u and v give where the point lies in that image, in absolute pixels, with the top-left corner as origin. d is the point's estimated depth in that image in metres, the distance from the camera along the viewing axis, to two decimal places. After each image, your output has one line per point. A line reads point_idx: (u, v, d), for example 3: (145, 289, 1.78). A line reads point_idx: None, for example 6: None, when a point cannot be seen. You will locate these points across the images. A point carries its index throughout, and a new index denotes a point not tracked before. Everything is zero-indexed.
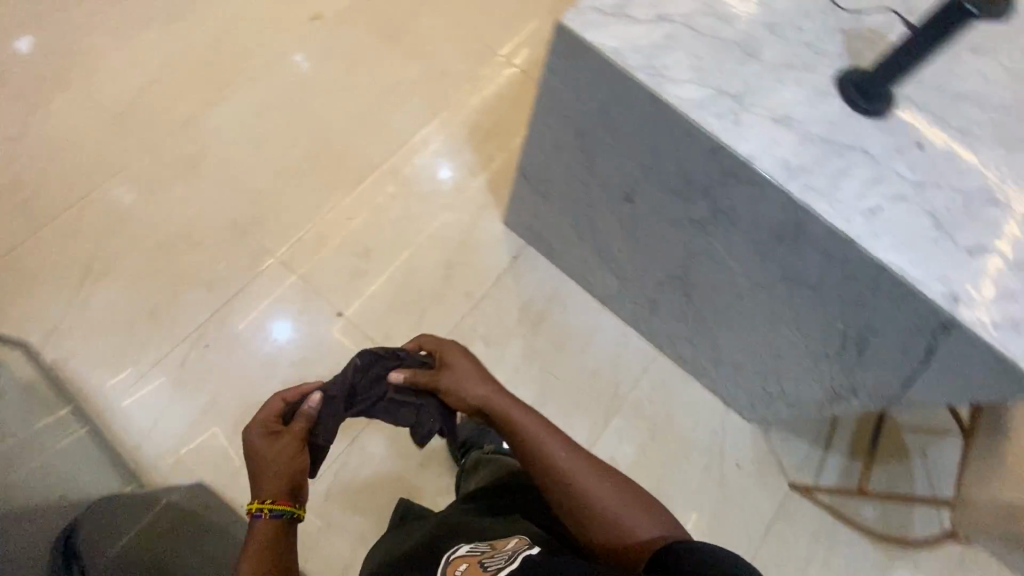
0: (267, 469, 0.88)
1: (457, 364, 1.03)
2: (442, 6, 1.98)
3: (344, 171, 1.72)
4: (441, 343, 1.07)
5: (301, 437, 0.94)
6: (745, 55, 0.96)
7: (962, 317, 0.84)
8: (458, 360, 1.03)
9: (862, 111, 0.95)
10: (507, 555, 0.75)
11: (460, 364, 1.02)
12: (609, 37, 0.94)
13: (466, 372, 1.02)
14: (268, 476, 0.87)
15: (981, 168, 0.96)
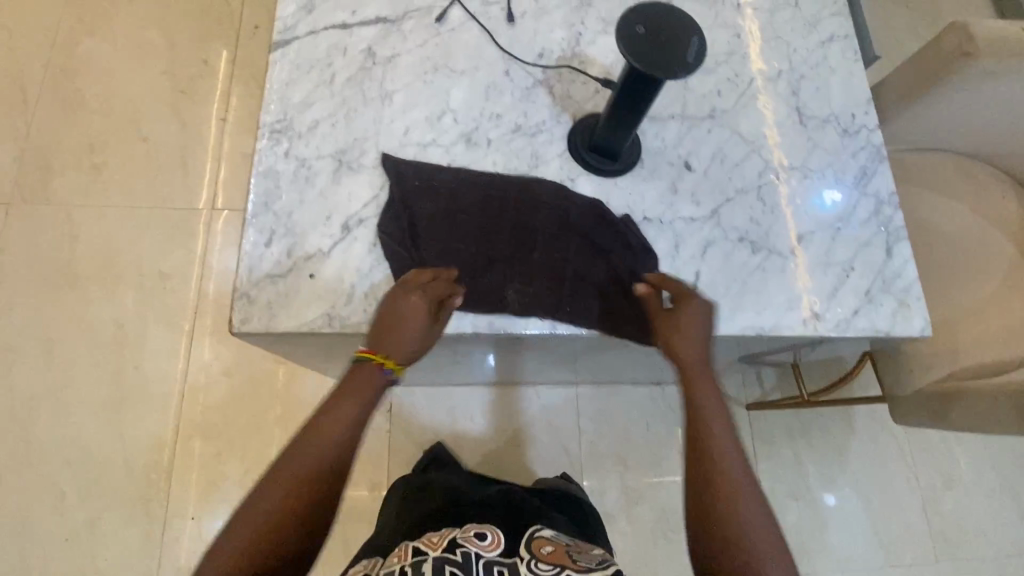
0: (388, 323, 0.65)
1: (694, 331, 0.70)
2: (97, 199, 1.51)
3: (145, 469, 1.35)
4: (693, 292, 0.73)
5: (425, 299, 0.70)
6: (466, 198, 0.75)
7: (826, 331, 0.78)
8: (700, 323, 0.70)
9: (617, 173, 0.80)
10: (597, 559, 0.71)
11: (698, 327, 0.70)
12: (306, 299, 0.68)
13: (702, 334, 0.70)
14: (403, 341, 0.65)
15: (748, 142, 0.86)
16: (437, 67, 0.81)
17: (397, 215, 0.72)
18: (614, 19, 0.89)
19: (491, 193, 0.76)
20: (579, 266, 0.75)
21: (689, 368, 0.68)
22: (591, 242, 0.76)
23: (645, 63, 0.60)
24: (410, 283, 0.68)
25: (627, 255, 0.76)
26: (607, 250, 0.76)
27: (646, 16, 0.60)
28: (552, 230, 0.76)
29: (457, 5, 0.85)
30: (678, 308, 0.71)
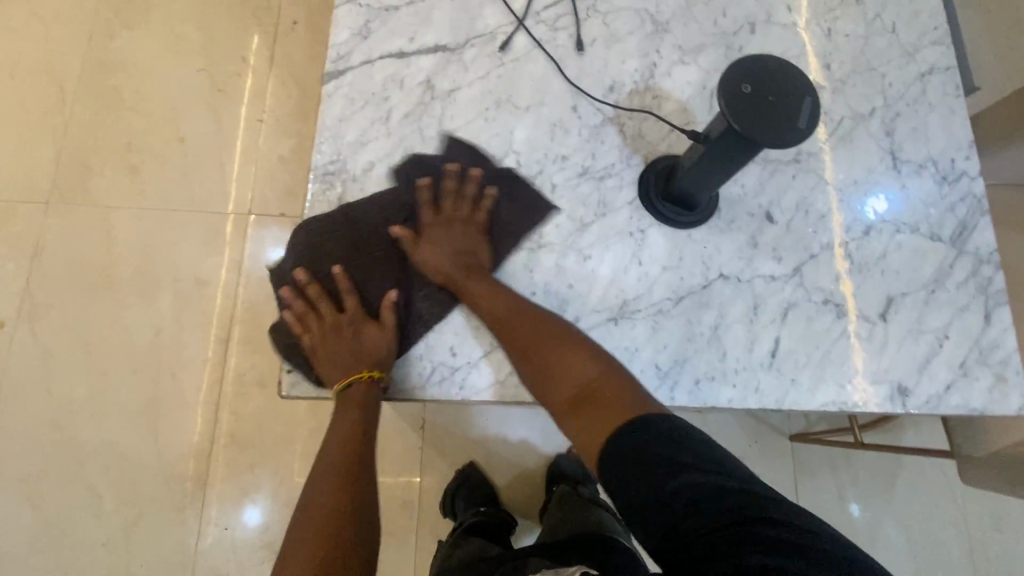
0: (344, 340, 0.67)
1: (439, 259, 0.68)
2: (134, 200, 1.49)
3: (179, 477, 1.35)
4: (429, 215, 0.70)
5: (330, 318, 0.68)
6: (327, 243, 0.69)
7: (915, 408, 0.72)
8: (437, 235, 0.69)
9: (692, 224, 0.73)
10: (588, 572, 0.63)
11: (445, 240, 0.69)
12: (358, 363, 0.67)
13: (452, 238, 0.69)
14: (372, 349, 0.67)
15: (835, 190, 0.79)
16: (499, 102, 0.75)
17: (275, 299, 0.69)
18: (690, 49, 0.82)
19: (294, 250, 0.69)
20: (360, 268, 0.69)
21: (457, 277, 0.67)
22: (342, 226, 0.69)
23: (747, 127, 0.52)
24: (330, 310, 0.68)
25: (371, 220, 0.69)
26: (361, 218, 0.69)
27: (752, 75, 0.53)
28: (340, 253, 0.69)
29: (523, 31, 0.78)
30: (418, 245, 0.69)
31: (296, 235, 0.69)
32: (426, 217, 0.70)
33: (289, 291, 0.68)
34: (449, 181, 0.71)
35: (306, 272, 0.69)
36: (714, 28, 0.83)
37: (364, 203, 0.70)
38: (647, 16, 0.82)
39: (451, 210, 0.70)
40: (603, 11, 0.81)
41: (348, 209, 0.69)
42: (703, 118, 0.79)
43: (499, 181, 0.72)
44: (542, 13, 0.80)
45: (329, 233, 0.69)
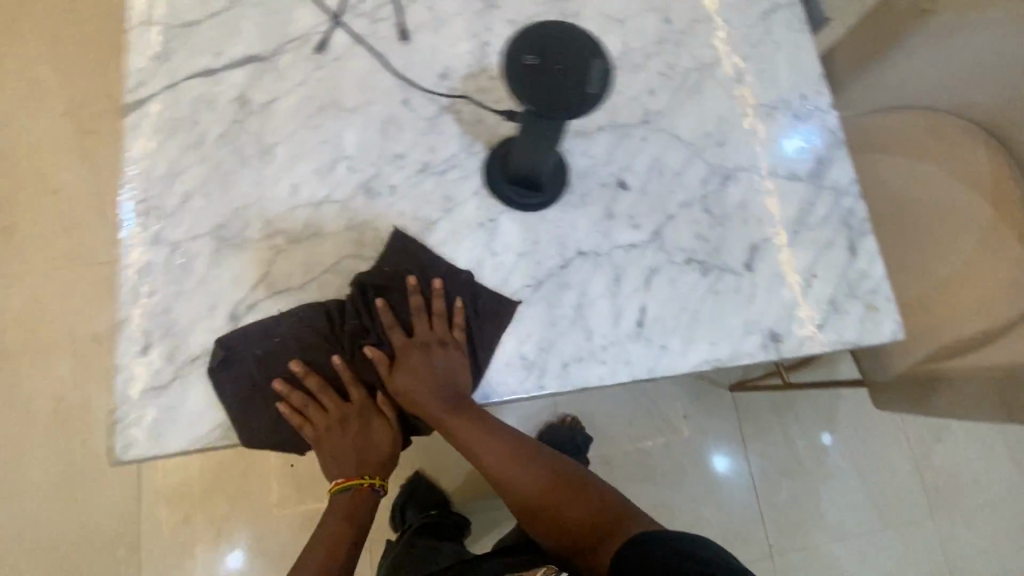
0: (345, 445, 0.65)
1: (438, 377, 0.65)
2: (14, 263, 1.39)
3: (111, 543, 1.28)
4: (438, 328, 0.66)
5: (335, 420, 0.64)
6: (322, 337, 0.64)
7: (790, 351, 0.72)
8: (418, 362, 0.65)
9: (542, 205, 0.71)
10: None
11: (424, 366, 0.64)
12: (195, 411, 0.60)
13: (433, 365, 0.65)
14: (378, 461, 0.68)
15: (688, 147, 0.77)
16: (323, 107, 0.70)
17: (266, 390, 0.62)
18: (524, 21, 0.78)
19: (274, 346, 0.63)
20: (357, 369, 0.65)
21: (446, 415, 0.66)
22: (320, 335, 0.64)
23: (537, 102, 0.50)
24: (332, 405, 0.64)
25: (350, 330, 0.64)
26: (340, 325, 0.64)
27: (535, 44, 0.50)
28: (329, 349, 0.64)
29: (340, 28, 0.74)
30: (393, 373, 0.65)
31: (284, 326, 0.63)
32: (398, 338, 0.65)
33: (279, 404, 0.63)
34: (417, 299, 0.65)
35: (302, 367, 0.63)
36: None
37: (340, 312, 0.64)
38: None
39: (425, 330, 0.65)
40: None
41: (331, 313, 0.64)
42: None
43: (477, 295, 0.67)
44: (358, 4, 0.75)
45: (309, 339, 0.63)
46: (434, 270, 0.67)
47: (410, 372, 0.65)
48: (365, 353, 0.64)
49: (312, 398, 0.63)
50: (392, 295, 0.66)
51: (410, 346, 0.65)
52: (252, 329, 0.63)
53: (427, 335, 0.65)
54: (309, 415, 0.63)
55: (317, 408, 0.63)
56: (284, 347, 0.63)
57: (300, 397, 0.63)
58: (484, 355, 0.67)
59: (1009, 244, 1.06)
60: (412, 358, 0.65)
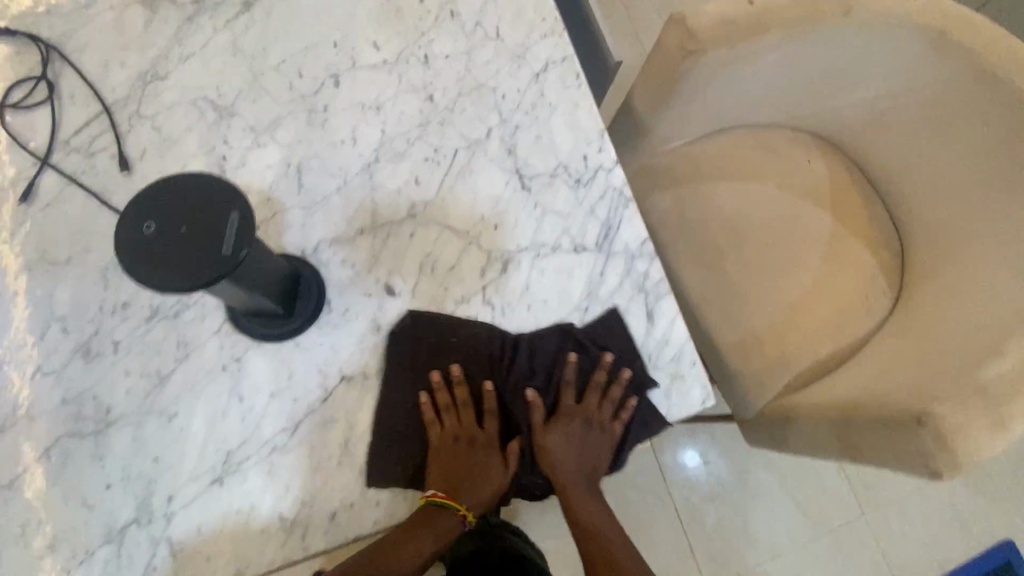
0: (458, 465, 0.67)
1: (573, 446, 0.73)
2: None
3: None
4: (604, 408, 0.72)
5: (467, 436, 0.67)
6: (485, 365, 0.69)
7: None
8: (574, 428, 0.72)
9: (294, 331, 0.64)
10: None
11: (573, 432, 0.72)
12: None
13: (580, 435, 0.72)
14: (480, 489, 0.69)
15: (461, 236, 0.71)
16: (30, 264, 0.63)
17: (421, 382, 0.67)
18: (265, 125, 0.72)
19: (435, 344, 0.67)
20: (508, 403, 0.70)
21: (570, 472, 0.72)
22: (487, 358, 0.69)
23: (166, 273, 0.42)
24: (465, 420, 0.67)
25: (524, 360, 0.69)
26: (508, 359, 0.69)
27: (155, 208, 0.43)
28: (488, 370, 0.69)
29: (47, 169, 0.66)
30: (542, 427, 0.70)
31: (462, 330, 0.68)
32: (570, 399, 0.71)
33: (423, 393, 0.66)
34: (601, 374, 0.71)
35: (461, 374, 0.67)
36: (290, 93, 0.74)
37: (512, 342, 0.69)
38: (205, 105, 0.71)
39: (591, 406, 0.72)
40: (147, 115, 0.70)
41: (507, 341, 0.68)
42: (293, 200, 0.69)
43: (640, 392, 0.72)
44: (68, 140, 0.68)
45: (481, 350, 0.68)
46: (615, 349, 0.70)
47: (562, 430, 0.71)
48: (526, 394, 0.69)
49: (459, 403, 0.67)
50: (578, 355, 0.70)
51: (571, 410, 0.71)
52: (441, 320, 0.68)
53: (587, 408, 0.72)
54: (448, 425, 0.67)
55: (462, 422, 0.67)
56: (457, 349, 0.68)
57: (454, 402, 0.67)
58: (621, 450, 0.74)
59: (856, 254, 1.04)
60: (569, 422, 0.71)
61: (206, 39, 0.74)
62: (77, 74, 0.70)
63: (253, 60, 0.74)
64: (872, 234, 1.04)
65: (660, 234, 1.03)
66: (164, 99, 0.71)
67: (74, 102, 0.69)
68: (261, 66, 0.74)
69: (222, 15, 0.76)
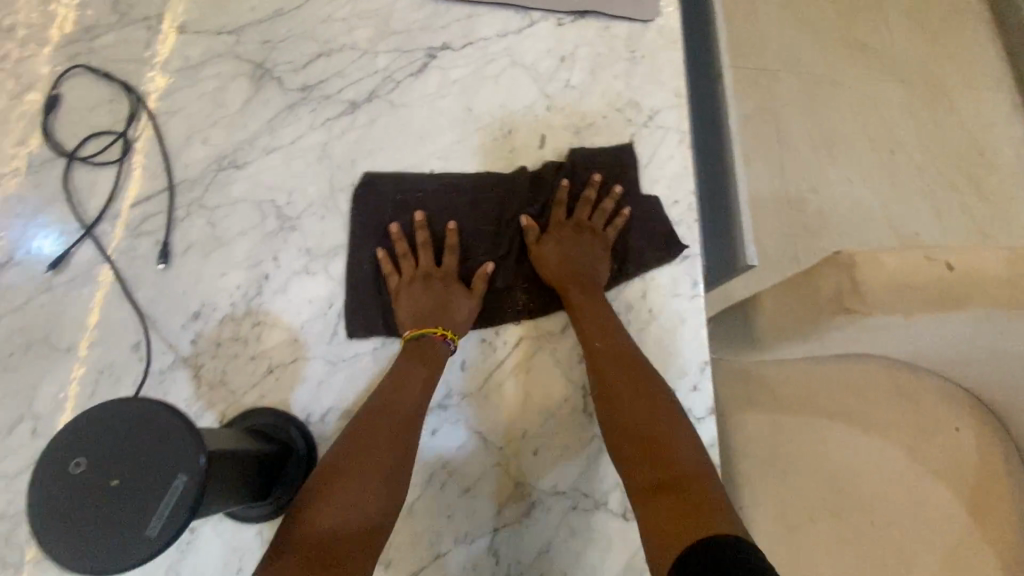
0: (427, 302, 0.60)
1: (575, 254, 0.64)
2: None
3: None
4: (597, 216, 0.68)
5: (432, 268, 0.63)
6: (455, 204, 0.66)
7: None
8: (565, 233, 0.65)
9: (261, 519, 0.53)
10: None
11: (568, 242, 0.65)
12: None
13: (579, 242, 0.65)
14: (456, 315, 0.60)
15: (489, 453, 0.58)
16: (31, 343, 0.58)
17: (384, 230, 0.65)
18: (323, 251, 0.64)
19: (412, 195, 0.66)
20: (476, 240, 0.66)
21: (581, 289, 0.62)
22: (464, 201, 0.67)
23: (71, 536, 0.33)
24: (428, 262, 0.63)
25: (507, 192, 0.67)
26: (495, 193, 0.67)
27: (91, 443, 0.34)
28: (472, 214, 0.66)
29: (88, 240, 0.61)
30: (541, 241, 0.65)
31: (432, 182, 0.67)
32: (559, 212, 0.67)
33: (392, 233, 0.64)
34: (590, 189, 0.68)
35: (423, 221, 0.64)
36: (361, 219, 0.65)
37: (493, 179, 0.67)
38: (269, 208, 0.65)
39: (585, 216, 0.67)
40: (208, 204, 0.64)
41: (488, 180, 0.67)
42: (319, 349, 0.60)
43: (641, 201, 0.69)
44: (120, 212, 0.63)
45: (468, 187, 0.67)
46: (605, 170, 0.69)
47: (553, 247, 0.64)
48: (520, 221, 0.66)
49: (423, 235, 0.64)
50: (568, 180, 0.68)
51: (562, 222, 0.66)
52: (407, 175, 0.67)
53: (581, 218, 0.67)
54: (407, 253, 0.64)
55: (428, 254, 0.63)
56: (426, 191, 0.66)
57: (416, 228, 0.64)
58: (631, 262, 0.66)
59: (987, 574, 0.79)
60: (562, 232, 0.66)
61: (298, 133, 0.68)
62: (158, 142, 0.66)
63: (338, 170, 0.67)
64: (1017, 553, 0.79)
65: (737, 463, 0.83)
66: (232, 189, 0.65)
67: (143, 173, 0.65)
68: (342, 179, 0.67)
69: (324, 111, 0.69)
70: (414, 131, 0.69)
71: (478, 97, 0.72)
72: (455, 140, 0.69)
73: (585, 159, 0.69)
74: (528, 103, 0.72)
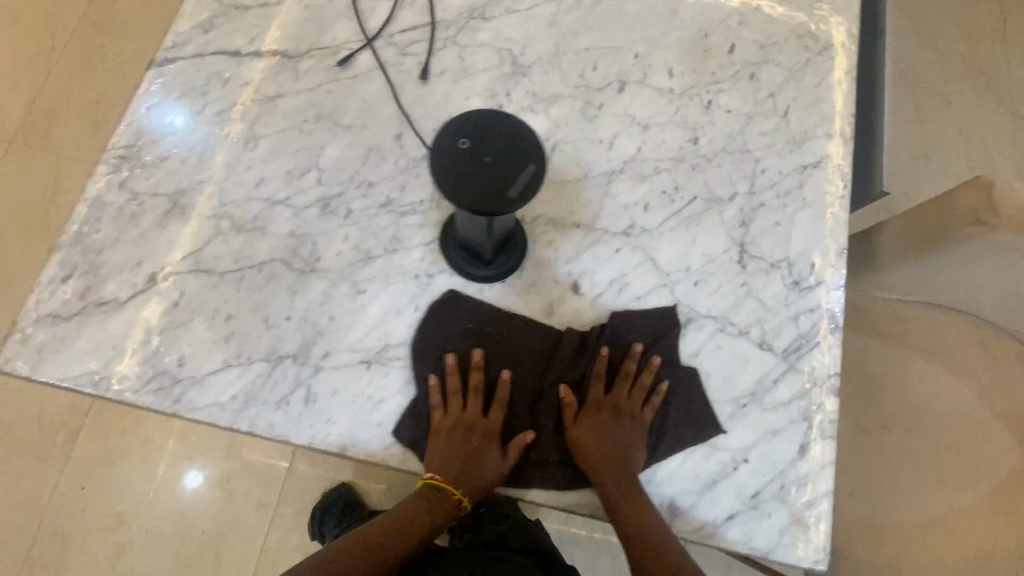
0: (457, 451, 0.63)
1: (609, 437, 0.64)
2: (92, 155, 1.54)
3: (44, 436, 1.33)
4: (643, 392, 0.67)
5: (474, 417, 0.64)
6: (513, 354, 0.67)
7: (683, 531, 0.64)
8: (602, 416, 0.65)
9: (482, 280, 0.68)
10: None
11: (609, 422, 0.65)
12: (77, 365, 0.61)
13: (616, 425, 0.65)
14: (483, 473, 0.63)
15: (662, 274, 0.71)
16: (320, 117, 0.73)
17: (439, 361, 0.66)
18: (547, 96, 0.77)
19: (479, 329, 0.67)
20: (527, 391, 0.66)
21: (604, 481, 0.63)
22: (524, 353, 0.67)
23: (460, 184, 0.48)
24: (472, 409, 0.64)
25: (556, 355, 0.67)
26: (552, 342, 0.67)
27: (476, 128, 0.49)
28: (519, 367, 0.67)
29: (368, 50, 0.76)
30: (578, 421, 0.65)
31: (510, 327, 0.67)
32: (596, 388, 0.66)
33: (434, 374, 0.65)
34: (631, 362, 0.67)
35: (483, 364, 0.65)
36: (579, 79, 0.78)
37: (561, 335, 0.67)
38: (506, 54, 0.78)
39: (623, 396, 0.66)
40: (460, 43, 0.78)
41: (553, 335, 0.67)
42: None
43: (688, 391, 0.68)
44: (393, 34, 0.77)
45: (523, 342, 0.67)
46: (649, 337, 0.69)
47: (592, 419, 0.65)
48: (560, 390, 0.66)
49: (472, 380, 0.65)
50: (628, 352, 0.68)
51: (608, 395, 0.66)
52: (485, 306, 0.67)
53: (623, 396, 0.66)
54: (451, 393, 0.64)
55: (473, 401, 0.65)
56: (485, 334, 0.67)
57: (468, 372, 0.65)
58: (662, 447, 0.66)
59: None
60: (602, 407, 0.66)
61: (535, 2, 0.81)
62: None
63: (563, 37, 0.80)
64: None
65: None
66: (479, 34, 0.79)
67: (413, 8, 0.79)
68: (566, 45, 0.80)
69: None
70: (627, 20, 0.82)
71: (683, 2, 0.84)
72: (660, 33, 0.82)
73: (634, 327, 0.69)
74: (723, 16, 0.85)
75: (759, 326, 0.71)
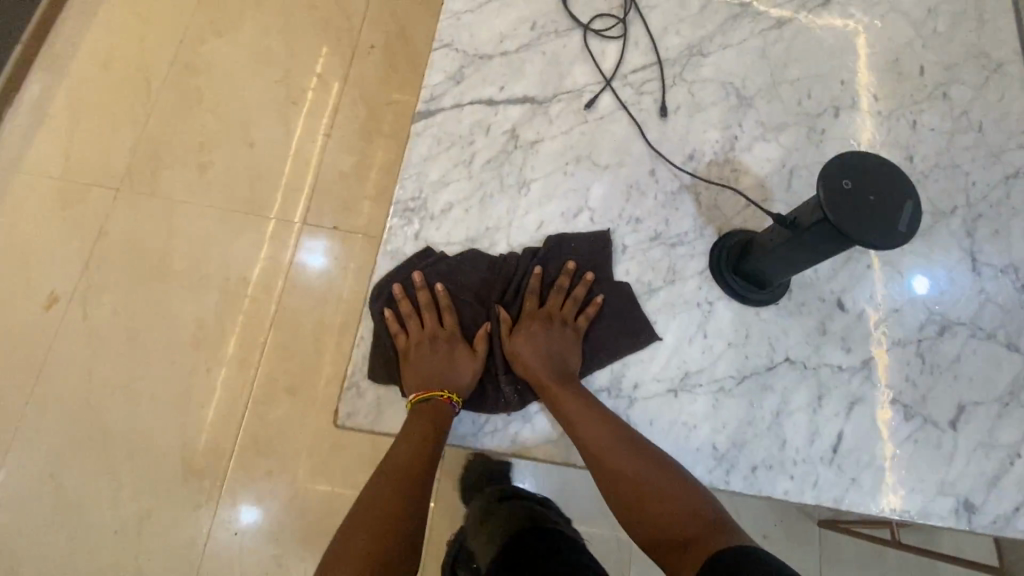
0: (428, 363, 0.67)
1: (545, 344, 0.67)
2: (201, 197, 1.53)
3: (196, 481, 1.34)
4: (574, 300, 0.70)
5: (430, 329, 0.68)
6: (451, 270, 0.71)
7: (979, 525, 0.69)
8: (536, 327, 0.68)
9: (757, 302, 0.72)
10: None
11: (542, 330, 0.68)
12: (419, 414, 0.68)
13: (551, 333, 0.68)
14: (460, 376, 0.67)
15: (913, 286, 0.76)
16: (579, 159, 0.76)
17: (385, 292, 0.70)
18: (775, 125, 0.82)
19: (423, 260, 0.71)
20: (468, 305, 0.70)
21: (552, 382, 0.66)
22: (462, 274, 0.71)
23: (849, 221, 0.52)
24: (429, 323, 0.69)
25: (499, 278, 0.71)
26: (498, 262, 0.71)
27: (856, 168, 0.52)
28: (469, 287, 0.71)
29: (608, 92, 0.79)
30: (515, 334, 0.69)
31: (457, 258, 0.71)
32: (530, 303, 0.70)
33: (397, 284, 0.70)
34: (564, 277, 0.71)
35: (422, 280, 0.69)
36: (798, 107, 0.83)
37: (485, 256, 0.72)
38: (729, 87, 0.83)
39: (555, 306, 0.70)
40: (686, 79, 0.82)
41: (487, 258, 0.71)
42: (780, 195, 0.78)
43: (618, 300, 0.71)
44: (627, 75, 0.81)
45: (469, 271, 0.71)
46: (581, 256, 0.72)
47: (526, 329, 0.68)
48: (498, 312, 0.70)
49: (419, 299, 0.69)
50: (554, 267, 0.72)
51: (537, 305, 0.70)
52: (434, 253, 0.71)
53: (552, 304, 0.70)
54: (402, 312, 0.69)
55: (422, 314, 0.69)
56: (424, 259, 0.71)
57: (408, 291, 0.70)
58: (601, 355, 0.69)
59: None
60: (535, 314, 0.69)
61: (744, 37, 0.86)
62: (646, 26, 0.84)
63: (776, 68, 0.85)
64: None
65: None
66: (700, 70, 0.83)
67: (639, 49, 0.82)
68: (779, 76, 0.85)
69: (760, 23, 0.87)
70: (827, 48, 0.87)
71: (872, 29, 0.89)
72: (858, 59, 0.88)
73: (568, 246, 0.72)
74: (909, 40, 0.90)
75: (1004, 328, 0.76)
